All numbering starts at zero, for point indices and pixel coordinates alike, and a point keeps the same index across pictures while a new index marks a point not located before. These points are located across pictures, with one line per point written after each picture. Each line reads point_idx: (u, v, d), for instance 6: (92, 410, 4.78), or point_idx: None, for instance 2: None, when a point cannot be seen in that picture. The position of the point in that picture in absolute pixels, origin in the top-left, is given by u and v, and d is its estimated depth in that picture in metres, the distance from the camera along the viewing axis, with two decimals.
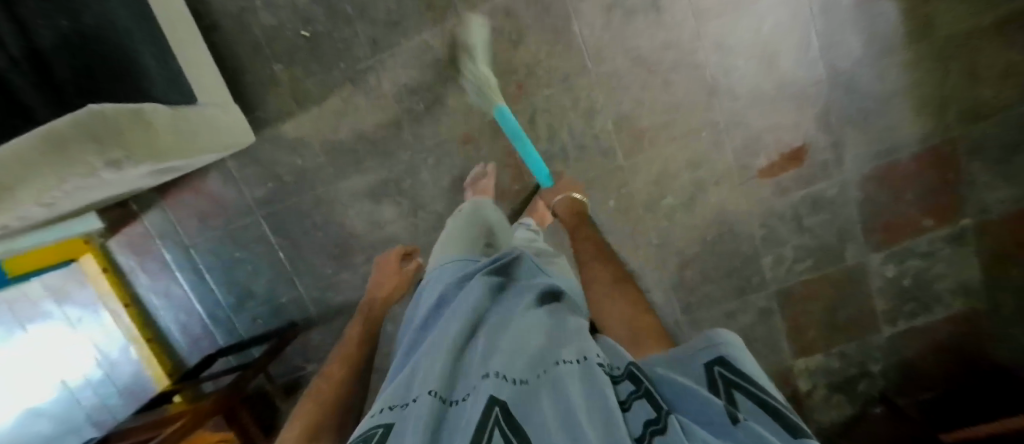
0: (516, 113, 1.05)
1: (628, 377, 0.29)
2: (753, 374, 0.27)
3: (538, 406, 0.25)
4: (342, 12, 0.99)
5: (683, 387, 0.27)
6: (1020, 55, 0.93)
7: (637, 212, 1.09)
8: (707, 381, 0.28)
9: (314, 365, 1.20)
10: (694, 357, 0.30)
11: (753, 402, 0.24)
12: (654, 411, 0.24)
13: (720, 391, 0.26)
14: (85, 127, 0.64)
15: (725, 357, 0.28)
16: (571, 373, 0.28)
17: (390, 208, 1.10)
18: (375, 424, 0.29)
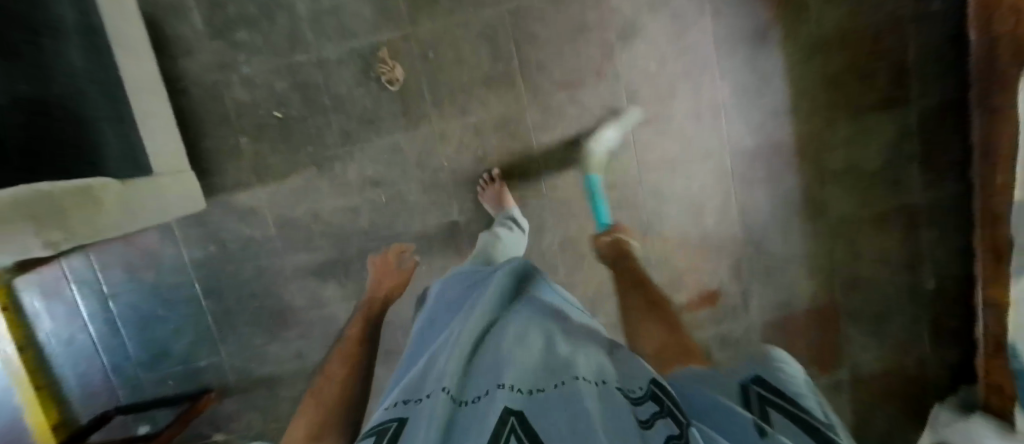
0: (471, 219, 1.10)
1: (653, 400, 0.39)
2: (786, 403, 0.43)
3: (551, 413, 0.32)
4: (319, 101, 1.02)
5: (733, 399, 0.44)
6: (887, 244, 1.14)
7: None
8: (747, 396, 0.45)
9: (222, 435, 1.17)
10: (743, 381, 0.49)
11: (785, 423, 0.39)
12: (676, 428, 0.34)
13: (758, 408, 0.42)
14: (28, 206, 0.60)
15: (767, 389, 0.45)
16: (580, 390, 0.36)
17: (333, 289, 1.11)
18: (392, 418, 0.35)
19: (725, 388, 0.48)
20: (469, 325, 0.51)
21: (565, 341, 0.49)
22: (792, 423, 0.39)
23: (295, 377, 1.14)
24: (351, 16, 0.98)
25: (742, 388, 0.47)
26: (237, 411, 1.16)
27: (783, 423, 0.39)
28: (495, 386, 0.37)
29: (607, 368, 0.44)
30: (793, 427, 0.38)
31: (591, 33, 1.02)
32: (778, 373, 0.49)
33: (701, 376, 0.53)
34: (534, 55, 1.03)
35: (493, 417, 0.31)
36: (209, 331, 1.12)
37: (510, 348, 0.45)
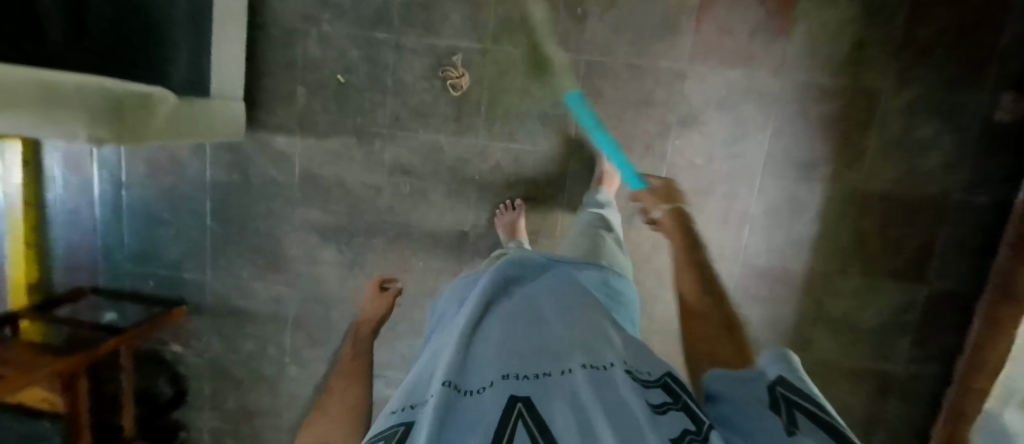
0: (482, 235, 1.13)
1: (665, 390, 0.37)
2: (811, 395, 0.34)
3: (556, 410, 0.31)
4: (382, 80, 1.04)
5: (750, 398, 0.35)
6: (854, 400, 1.17)
7: None
8: (772, 398, 0.35)
9: (179, 346, 1.20)
10: (769, 378, 0.37)
11: (807, 418, 0.31)
12: (693, 424, 0.32)
13: (779, 403, 0.34)
14: (72, 86, 0.60)
15: (791, 385, 0.35)
16: (585, 378, 0.34)
17: (331, 253, 1.14)
18: (393, 420, 0.32)
19: (741, 378, 0.39)
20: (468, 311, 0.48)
21: (577, 315, 0.46)
22: (820, 428, 0.30)
23: (266, 320, 1.17)
24: (440, 14, 1.01)
25: (757, 376, 0.38)
26: (201, 331, 1.19)
27: (803, 420, 0.31)
28: (496, 377, 0.35)
29: (617, 348, 0.42)
30: (817, 426, 0.30)
31: (654, 108, 1.05)
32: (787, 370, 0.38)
33: (739, 374, 0.40)
34: (594, 111, 1.05)
35: (498, 416, 0.30)
36: (201, 250, 1.14)
37: (515, 330, 0.43)
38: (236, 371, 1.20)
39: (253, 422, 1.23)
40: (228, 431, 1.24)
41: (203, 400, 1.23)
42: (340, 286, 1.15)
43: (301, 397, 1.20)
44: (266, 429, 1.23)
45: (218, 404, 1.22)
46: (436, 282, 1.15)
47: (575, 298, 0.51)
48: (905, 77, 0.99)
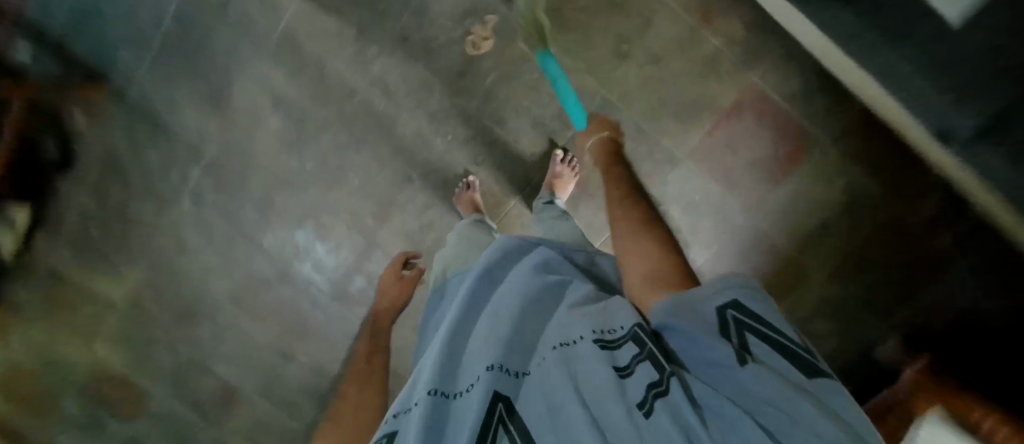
0: (424, 188, 1.13)
1: (634, 341, 0.36)
2: (761, 314, 0.35)
3: (534, 401, 0.34)
4: None
5: (707, 327, 0.34)
6: None
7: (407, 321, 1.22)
8: (723, 322, 0.35)
9: (81, 120, 1.12)
10: (710, 298, 0.36)
11: (764, 345, 0.33)
12: (655, 372, 0.32)
13: (735, 336, 0.34)
14: None
15: (743, 309, 0.35)
16: (557, 361, 0.36)
17: (277, 121, 1.10)
18: (386, 435, 0.35)
19: (688, 307, 0.37)
20: (460, 309, 0.51)
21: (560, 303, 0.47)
22: (777, 353, 0.33)
23: (184, 145, 1.12)
24: None
25: (705, 296, 0.37)
26: (112, 118, 1.11)
27: (760, 350, 0.33)
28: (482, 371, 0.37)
29: (590, 315, 0.42)
30: (778, 359, 0.32)
31: None
32: (738, 282, 0.38)
33: (686, 299, 0.38)
34: (582, 143, 1.07)
35: (483, 412, 0.33)
36: (150, 44, 1.06)
37: (495, 319, 0.45)
38: (132, 172, 1.15)
39: (124, 226, 1.19)
40: (96, 221, 1.18)
41: (82, 185, 1.16)
42: (270, 155, 1.12)
43: (186, 229, 1.19)
44: (134, 240, 1.20)
45: (96, 195, 1.15)
46: (361, 205, 1.15)
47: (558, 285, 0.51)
48: (838, 278, 1.07)
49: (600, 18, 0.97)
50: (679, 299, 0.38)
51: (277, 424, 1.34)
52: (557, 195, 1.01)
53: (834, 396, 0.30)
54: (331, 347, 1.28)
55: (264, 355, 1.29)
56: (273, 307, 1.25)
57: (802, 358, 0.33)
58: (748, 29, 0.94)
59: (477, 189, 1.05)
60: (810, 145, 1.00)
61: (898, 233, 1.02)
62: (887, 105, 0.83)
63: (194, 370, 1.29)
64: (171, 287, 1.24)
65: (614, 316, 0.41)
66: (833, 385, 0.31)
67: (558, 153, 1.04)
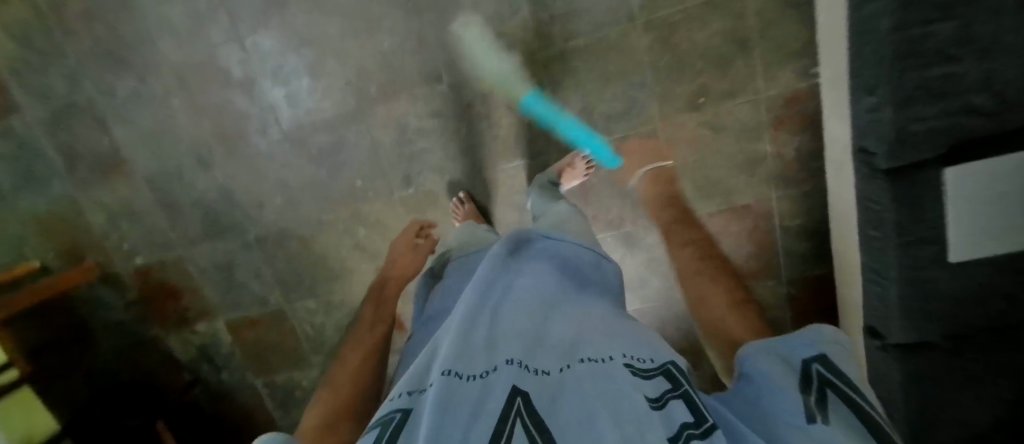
0: (444, 97, 1.04)
1: (667, 379, 0.38)
2: (847, 375, 0.38)
3: (556, 404, 0.32)
4: None
5: (787, 379, 0.39)
6: None
7: (349, 201, 1.15)
8: (806, 376, 0.39)
9: None
10: (801, 355, 0.42)
11: (842, 399, 0.35)
12: (694, 415, 0.33)
13: (816, 392, 0.37)
14: None
15: (830, 367, 0.39)
16: (586, 373, 0.35)
17: None
18: (391, 409, 0.32)
19: (772, 359, 0.42)
20: (470, 293, 0.49)
21: (585, 318, 0.47)
22: (853, 407, 0.34)
23: None
24: None
25: (785, 360, 0.42)
26: None
27: (840, 406, 0.35)
28: (503, 362, 0.36)
29: (618, 341, 0.42)
30: (848, 415, 0.34)
31: (631, 206, 1.09)
32: (824, 340, 0.42)
33: (771, 349, 0.44)
34: (609, 154, 1.05)
35: (500, 407, 0.30)
36: None
37: (525, 314, 0.44)
38: None
39: None
40: None
41: None
42: None
43: None
44: None
45: None
46: (373, 69, 1.03)
47: (582, 303, 0.51)
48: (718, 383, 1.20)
49: (701, 59, 0.95)
50: (761, 350, 0.44)
51: (149, 218, 1.19)
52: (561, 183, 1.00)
53: None
54: (252, 181, 1.14)
55: (176, 145, 1.12)
56: (216, 106, 1.08)
57: (874, 420, 0.33)
58: (800, 155, 0.99)
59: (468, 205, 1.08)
60: (772, 274, 1.11)
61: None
62: (854, 281, 0.94)
63: (89, 111, 1.11)
64: (114, 12, 1.03)
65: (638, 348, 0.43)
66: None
67: None
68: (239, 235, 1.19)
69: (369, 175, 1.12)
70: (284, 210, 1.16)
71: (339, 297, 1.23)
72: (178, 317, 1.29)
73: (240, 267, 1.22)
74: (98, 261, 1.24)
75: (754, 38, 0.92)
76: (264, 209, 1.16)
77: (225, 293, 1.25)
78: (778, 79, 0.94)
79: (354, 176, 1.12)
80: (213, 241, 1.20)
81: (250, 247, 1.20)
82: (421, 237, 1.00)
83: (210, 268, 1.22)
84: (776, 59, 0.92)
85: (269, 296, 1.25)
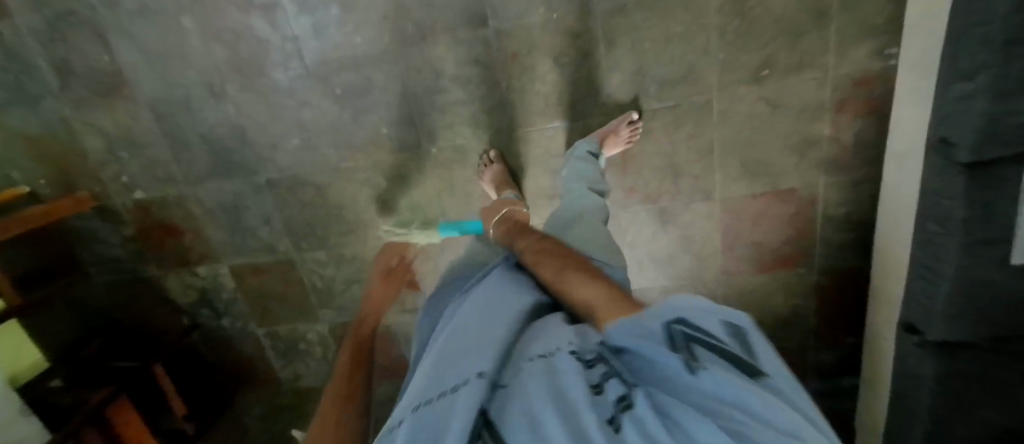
0: (488, 44, 0.95)
1: (604, 362, 0.39)
2: (705, 323, 0.37)
3: (510, 406, 0.33)
4: None
5: (656, 344, 0.37)
6: None
7: (372, 149, 1.07)
8: (670, 335, 0.37)
9: None
10: (657, 315, 0.39)
11: (714, 351, 0.34)
12: (624, 390, 0.34)
13: (684, 349, 0.35)
14: None
15: (687, 322, 0.37)
16: (538, 369, 0.38)
17: None
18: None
19: (638, 325, 0.39)
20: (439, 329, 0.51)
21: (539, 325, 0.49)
22: (723, 358, 0.34)
23: None
24: None
25: (652, 318, 0.39)
26: None
27: (709, 357, 0.34)
28: (473, 376, 0.37)
29: (563, 333, 0.44)
30: (726, 362, 0.33)
31: (671, 180, 1.04)
32: (682, 298, 0.39)
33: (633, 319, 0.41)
34: (657, 123, 0.99)
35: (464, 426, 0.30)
36: None
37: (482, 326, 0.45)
38: None
39: None
40: None
41: None
42: None
43: None
44: None
45: None
46: (413, 5, 0.93)
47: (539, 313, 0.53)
48: None
49: (774, 28, 0.87)
50: (625, 321, 0.41)
51: (151, 150, 1.09)
52: (603, 149, 0.95)
53: (783, 392, 0.31)
54: (267, 118, 1.05)
55: (185, 71, 1.02)
56: (233, 30, 0.97)
57: (742, 357, 0.34)
58: (857, 142, 0.94)
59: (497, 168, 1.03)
60: (804, 263, 1.09)
61: (784, 355, 1.22)
62: (897, 277, 0.93)
63: (87, 23, 0.99)
64: None
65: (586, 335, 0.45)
66: (778, 387, 0.32)
67: (632, 115, 0.95)
68: (249, 177, 1.11)
69: (397, 124, 1.04)
70: (301, 154, 1.08)
71: (353, 250, 1.17)
72: (179, 259, 1.22)
73: (248, 211, 1.14)
74: (93, 192, 1.15)
75: (834, 9, 0.85)
76: (279, 151, 1.08)
77: (231, 238, 1.18)
78: (851, 58, 0.88)
79: (379, 124, 1.04)
80: (221, 181, 1.11)
81: (261, 191, 1.12)
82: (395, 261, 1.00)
83: (216, 209, 1.14)
84: (851, 35, 0.86)
85: (277, 244, 1.18)
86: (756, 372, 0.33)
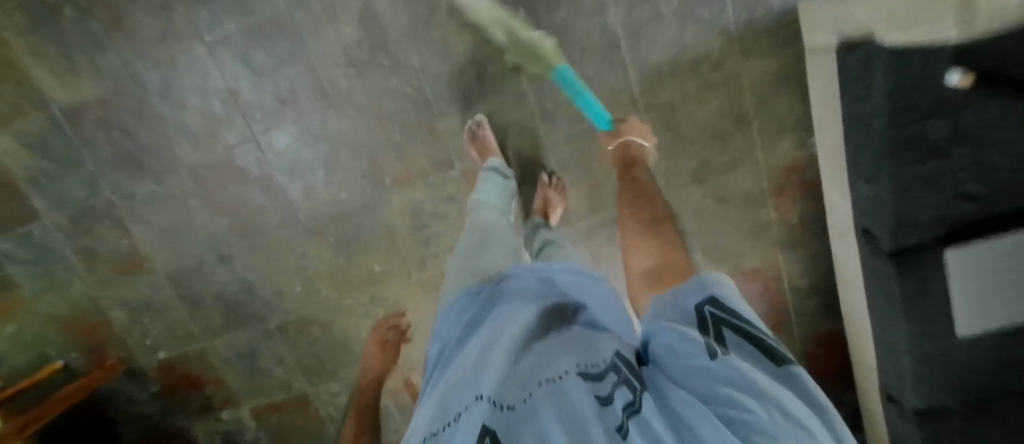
0: (458, 183, 1.07)
1: (614, 374, 0.39)
2: (735, 307, 0.40)
3: (523, 429, 0.34)
4: (559, 6, 0.93)
5: (686, 324, 0.40)
6: None
7: (368, 284, 1.17)
8: (700, 315, 0.40)
9: None
10: (692, 299, 0.42)
11: (739, 335, 0.38)
12: (631, 396, 0.36)
13: (715, 333, 0.38)
14: None
15: (719, 306, 0.40)
16: (546, 395, 0.37)
17: (352, 33, 0.96)
18: None
19: (671, 311, 0.43)
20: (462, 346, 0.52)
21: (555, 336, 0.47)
22: (747, 343, 0.37)
23: None
24: (651, 41, 0.93)
25: (682, 306, 0.43)
26: None
27: (734, 341, 0.37)
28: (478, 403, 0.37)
29: (577, 346, 0.44)
30: (749, 349, 0.37)
31: None
32: (717, 284, 0.43)
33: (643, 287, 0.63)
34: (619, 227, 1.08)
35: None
36: None
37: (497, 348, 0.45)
38: None
39: (112, 30, 0.99)
40: (79, 7, 0.97)
41: None
42: (326, 63, 0.99)
43: (184, 76, 1.02)
44: (119, 48, 1.00)
45: None
46: (387, 160, 1.06)
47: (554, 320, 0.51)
48: None
49: (703, 138, 0.99)
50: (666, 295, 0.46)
51: (169, 311, 1.21)
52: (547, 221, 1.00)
53: (797, 377, 0.34)
54: (271, 270, 1.16)
55: (195, 241, 1.15)
56: (236, 203, 1.11)
57: (765, 341, 0.38)
58: (803, 219, 1.03)
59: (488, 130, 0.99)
60: (784, 329, 1.14)
61: None
62: (866, 342, 0.98)
63: (107, 214, 1.13)
64: (128, 122, 1.05)
65: (597, 350, 0.44)
66: (796, 370, 0.35)
67: (544, 178, 1.03)
68: (260, 323, 1.21)
69: (387, 259, 1.15)
70: (305, 297, 1.19)
71: None
72: (202, 406, 1.30)
73: (262, 353, 1.23)
74: (121, 356, 1.25)
75: (751, 115, 0.96)
76: (285, 298, 1.19)
77: (249, 379, 1.26)
78: (778, 152, 0.98)
79: (372, 261, 1.15)
80: (234, 330, 1.21)
81: (273, 334, 1.22)
82: (390, 333, 1.08)
83: (233, 355, 1.24)
84: (773, 134, 0.97)
85: (291, 379, 1.26)
86: (777, 360, 0.36)
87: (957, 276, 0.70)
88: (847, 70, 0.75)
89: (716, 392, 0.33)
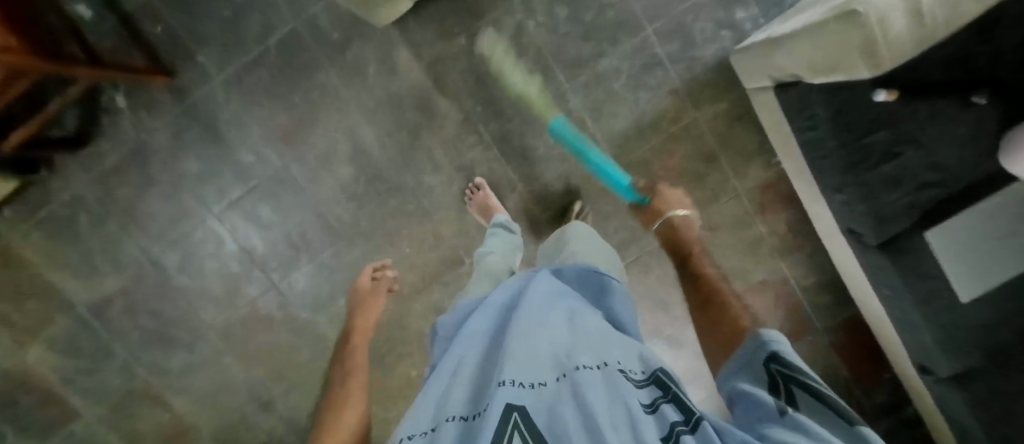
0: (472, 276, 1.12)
1: (657, 384, 0.39)
2: (803, 371, 0.39)
3: (553, 410, 0.33)
4: (524, 103, 1.03)
5: (754, 384, 0.39)
6: None
7: (410, 392, 1.19)
8: (767, 374, 0.39)
9: (121, 98, 0.99)
10: (759, 352, 0.42)
11: (809, 395, 0.36)
12: (680, 413, 0.34)
13: (781, 390, 0.37)
14: None
15: (783, 362, 0.39)
16: (582, 379, 0.36)
17: (346, 171, 1.05)
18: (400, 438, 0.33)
19: (739, 365, 0.43)
20: (476, 341, 0.49)
21: (585, 329, 0.47)
22: (817, 402, 0.35)
23: (233, 164, 1.03)
24: (612, 112, 1.04)
25: (746, 359, 0.43)
26: (159, 110, 1.00)
27: (802, 401, 0.35)
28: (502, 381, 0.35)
29: (612, 348, 0.43)
30: (813, 404, 0.34)
31: (665, 313, 1.16)
32: (774, 339, 0.42)
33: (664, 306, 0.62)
34: (630, 276, 1.15)
35: (501, 420, 0.31)
36: (237, 51, 0.97)
37: (524, 337, 0.43)
38: (159, 173, 1.03)
39: (123, 225, 1.05)
40: (91, 212, 1.04)
41: (95, 167, 1.02)
42: (328, 202, 1.07)
43: (199, 247, 1.08)
44: (133, 238, 1.06)
45: (104, 181, 1.02)
46: (402, 272, 1.12)
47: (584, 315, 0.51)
48: None
49: (681, 180, 1.08)
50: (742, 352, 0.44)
51: None
52: None
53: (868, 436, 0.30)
54: (314, 405, 1.18)
55: (236, 396, 1.17)
56: (268, 349, 1.15)
57: (835, 401, 0.34)
58: (791, 226, 1.11)
59: (488, 190, 1.03)
60: (809, 329, 1.18)
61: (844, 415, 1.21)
62: (885, 325, 1.03)
63: (146, 393, 1.15)
64: (152, 302, 1.10)
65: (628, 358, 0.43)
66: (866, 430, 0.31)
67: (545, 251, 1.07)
68: None
69: (422, 363, 1.18)
70: None
71: None
72: None
73: None
74: None
75: (716, 150, 1.06)
76: None
77: None
78: (750, 175, 1.07)
79: (409, 370, 1.18)
80: None
81: None
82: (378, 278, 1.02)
83: None
84: (741, 161, 1.07)
85: None
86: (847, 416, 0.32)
87: (941, 247, 0.80)
88: (787, 105, 0.86)
89: (775, 437, 0.31)
